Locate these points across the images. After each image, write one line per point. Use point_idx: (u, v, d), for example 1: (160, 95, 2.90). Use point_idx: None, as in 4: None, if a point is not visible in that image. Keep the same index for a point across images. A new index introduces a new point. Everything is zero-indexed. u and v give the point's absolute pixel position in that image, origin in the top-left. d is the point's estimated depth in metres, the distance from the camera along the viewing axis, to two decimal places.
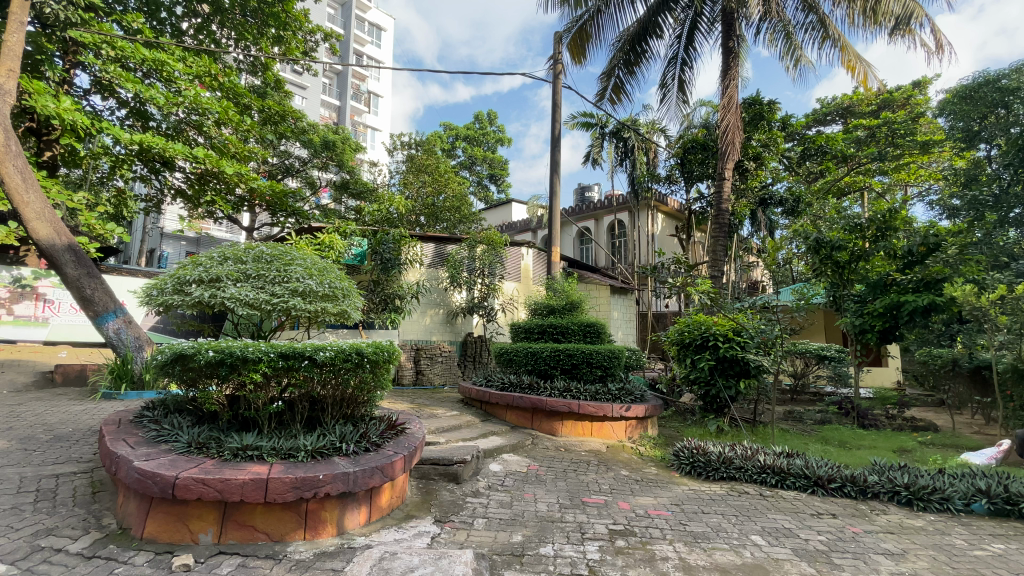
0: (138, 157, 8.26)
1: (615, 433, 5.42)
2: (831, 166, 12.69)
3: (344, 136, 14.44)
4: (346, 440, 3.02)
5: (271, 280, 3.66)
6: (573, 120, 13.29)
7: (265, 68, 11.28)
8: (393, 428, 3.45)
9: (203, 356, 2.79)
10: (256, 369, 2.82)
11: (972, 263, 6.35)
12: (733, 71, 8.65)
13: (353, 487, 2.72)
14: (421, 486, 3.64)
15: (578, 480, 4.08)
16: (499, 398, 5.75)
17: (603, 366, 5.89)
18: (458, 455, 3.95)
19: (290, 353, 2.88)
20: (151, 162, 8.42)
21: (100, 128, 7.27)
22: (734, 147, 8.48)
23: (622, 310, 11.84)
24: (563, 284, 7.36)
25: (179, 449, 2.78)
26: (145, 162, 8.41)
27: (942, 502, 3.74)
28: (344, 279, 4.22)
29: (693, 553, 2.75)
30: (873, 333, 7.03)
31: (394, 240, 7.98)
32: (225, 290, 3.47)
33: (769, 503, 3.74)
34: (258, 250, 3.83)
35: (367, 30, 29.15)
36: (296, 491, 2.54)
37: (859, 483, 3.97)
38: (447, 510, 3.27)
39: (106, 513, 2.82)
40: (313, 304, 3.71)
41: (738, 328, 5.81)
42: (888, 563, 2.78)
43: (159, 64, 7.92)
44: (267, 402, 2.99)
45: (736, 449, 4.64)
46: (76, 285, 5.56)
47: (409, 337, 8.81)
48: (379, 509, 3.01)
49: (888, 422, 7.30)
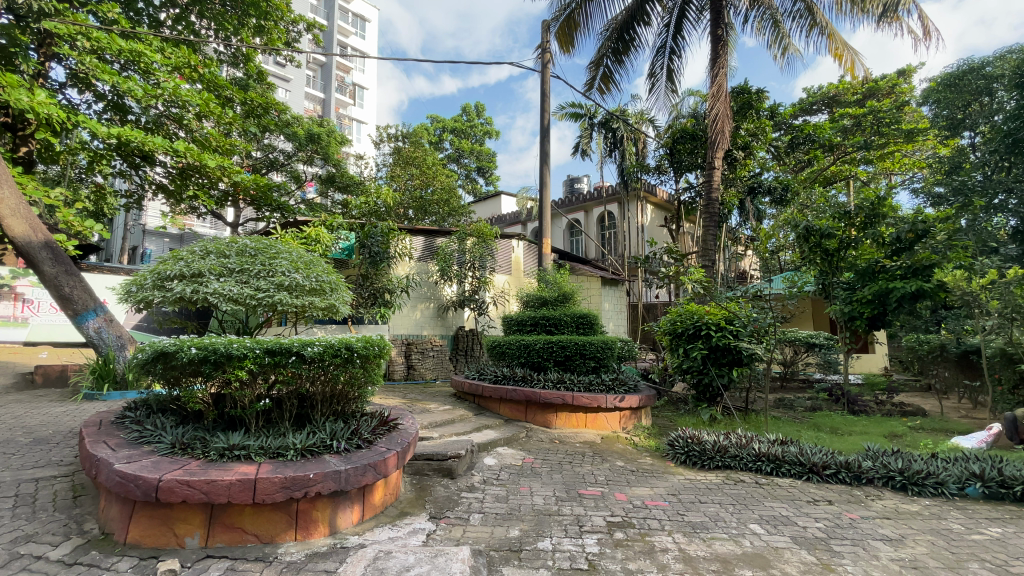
0: (118, 152, 8.08)
1: (610, 424, 5.39)
2: (819, 155, 12.70)
3: (329, 129, 14.20)
4: (336, 437, 2.94)
5: (255, 274, 3.52)
6: (562, 111, 13.18)
7: (247, 59, 11.04)
8: (385, 423, 3.37)
9: (186, 353, 2.70)
10: (242, 366, 2.71)
11: (960, 249, 6.43)
12: (722, 59, 8.58)
13: (345, 485, 2.65)
14: (415, 482, 3.57)
15: (574, 473, 4.04)
16: (493, 391, 5.71)
17: (596, 358, 5.82)
18: (451, 450, 3.88)
19: (276, 348, 2.79)
20: (131, 157, 8.22)
21: (77, 123, 7.06)
22: (724, 136, 8.46)
23: (613, 302, 11.98)
24: (555, 276, 7.30)
25: (162, 450, 2.68)
26: (125, 157, 8.20)
27: (937, 486, 3.76)
28: (332, 273, 4.10)
29: (692, 544, 2.72)
30: (863, 320, 7.14)
31: (382, 233, 7.83)
32: (208, 286, 3.34)
33: (765, 491, 3.74)
34: (241, 244, 3.70)
35: (350, 21, 28.66)
36: (286, 491, 2.46)
37: (854, 469, 3.99)
38: (442, 506, 3.20)
39: (87, 518, 2.72)
40: (299, 298, 3.60)
41: (730, 317, 5.80)
42: (887, 549, 2.78)
43: (137, 55, 7.71)
44: (254, 400, 2.88)
45: (731, 437, 4.62)
46: (54, 283, 5.39)
47: (400, 331, 8.66)
48: (372, 506, 2.94)
49: (878, 407, 7.41)
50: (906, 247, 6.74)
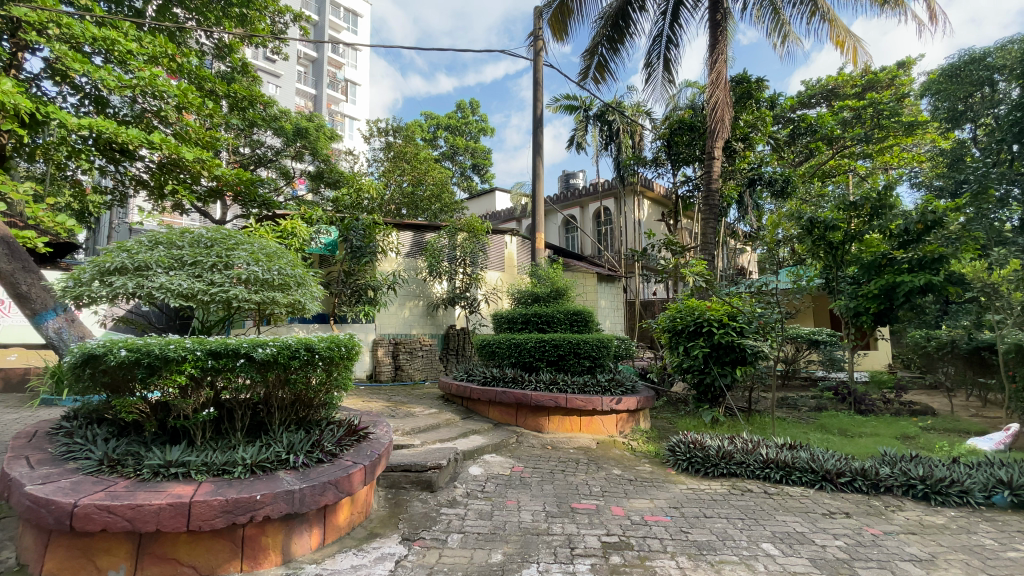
0: (98, 147, 7.73)
1: (606, 428, 5.05)
2: (821, 147, 12.43)
3: (319, 123, 13.79)
4: (294, 450, 2.60)
5: (209, 267, 3.20)
6: (556, 103, 12.87)
7: (231, 51, 10.74)
8: (354, 432, 3.01)
9: (114, 356, 2.33)
10: (181, 371, 2.36)
11: (971, 241, 6.16)
12: (721, 45, 8.25)
13: (300, 507, 2.31)
14: (389, 497, 3.22)
15: (566, 483, 3.70)
16: (480, 393, 5.37)
17: (591, 357, 5.47)
18: (432, 459, 3.52)
19: (221, 350, 2.44)
20: (110, 152, 7.85)
21: (48, 116, 6.68)
22: (724, 125, 8.14)
23: (610, 298, 11.70)
24: (548, 271, 7.02)
25: (86, 468, 2.35)
26: (104, 152, 7.82)
27: (961, 495, 3.45)
28: (300, 266, 3.75)
29: (699, 570, 2.39)
30: (868, 316, 6.92)
31: (365, 227, 7.40)
32: (154, 280, 3.00)
33: (775, 502, 3.41)
34: (196, 233, 3.36)
35: (342, 16, 28.14)
36: (227, 516, 2.14)
37: (870, 477, 3.65)
38: (417, 524, 2.86)
39: (4, 545, 2.37)
40: (259, 294, 3.26)
41: (733, 313, 5.45)
42: (919, 573, 2.45)
43: (111, 44, 7.27)
44: (198, 408, 2.52)
45: (736, 442, 4.28)
46: (10, 281, 4.94)
47: (388, 330, 8.30)
48: (335, 528, 2.59)
49: (886, 407, 7.08)
50: (914, 239, 6.45)
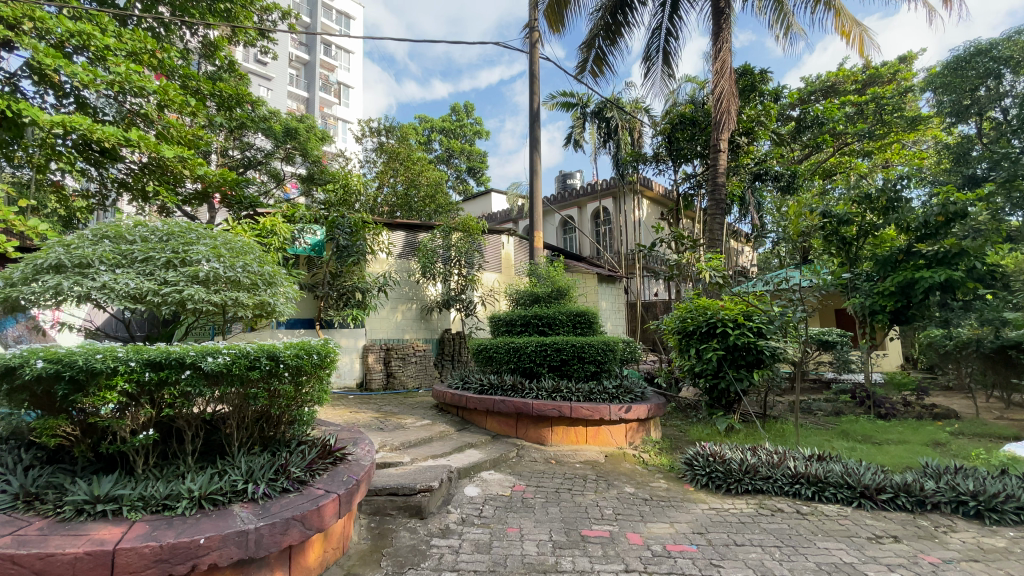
0: (78, 148, 7.30)
1: (614, 439, 4.65)
2: (828, 139, 11.91)
3: (309, 124, 13.37)
4: (253, 478, 2.19)
5: (161, 264, 2.81)
6: (553, 100, 12.50)
7: (217, 48, 10.30)
8: (329, 454, 2.60)
9: (29, 369, 1.89)
10: (112, 387, 1.94)
11: (998, 233, 5.78)
12: (725, 34, 7.92)
13: (256, 552, 1.89)
14: (373, 527, 2.80)
15: (574, 505, 3.28)
16: (477, 403, 4.96)
17: (596, 361, 5.09)
18: (422, 481, 3.10)
19: (164, 361, 2.04)
20: (91, 154, 7.42)
21: (20, 114, 6.15)
22: (731, 116, 7.76)
23: (611, 299, 11.34)
24: (548, 270, 6.62)
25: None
26: (84, 154, 7.40)
27: (1019, 513, 3.07)
28: (270, 264, 3.37)
29: None
30: (884, 314, 6.52)
31: (351, 225, 6.98)
32: (95, 278, 2.60)
33: (812, 525, 3.01)
34: (150, 226, 2.98)
35: (335, 18, 27.70)
36: (161, 566, 1.72)
37: (915, 493, 3.26)
38: (403, 561, 2.44)
39: None
40: (219, 295, 2.88)
41: (750, 313, 5.06)
42: None
43: (87, 39, 6.82)
44: (137, 430, 2.10)
45: (760, 454, 3.87)
46: None
47: (378, 336, 7.88)
48: (303, 570, 2.17)
49: (906, 410, 6.69)
50: (933, 233, 6.03)
